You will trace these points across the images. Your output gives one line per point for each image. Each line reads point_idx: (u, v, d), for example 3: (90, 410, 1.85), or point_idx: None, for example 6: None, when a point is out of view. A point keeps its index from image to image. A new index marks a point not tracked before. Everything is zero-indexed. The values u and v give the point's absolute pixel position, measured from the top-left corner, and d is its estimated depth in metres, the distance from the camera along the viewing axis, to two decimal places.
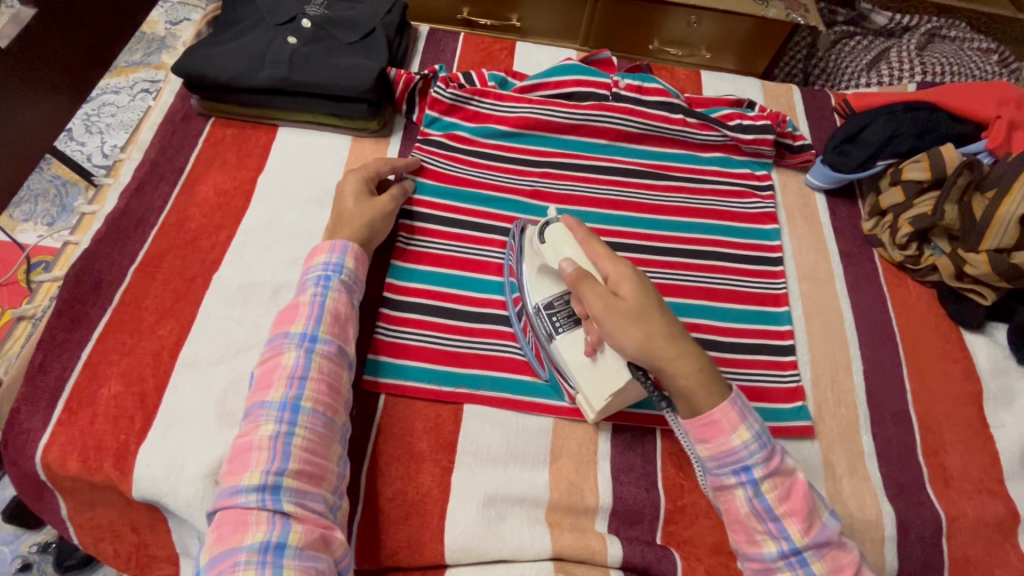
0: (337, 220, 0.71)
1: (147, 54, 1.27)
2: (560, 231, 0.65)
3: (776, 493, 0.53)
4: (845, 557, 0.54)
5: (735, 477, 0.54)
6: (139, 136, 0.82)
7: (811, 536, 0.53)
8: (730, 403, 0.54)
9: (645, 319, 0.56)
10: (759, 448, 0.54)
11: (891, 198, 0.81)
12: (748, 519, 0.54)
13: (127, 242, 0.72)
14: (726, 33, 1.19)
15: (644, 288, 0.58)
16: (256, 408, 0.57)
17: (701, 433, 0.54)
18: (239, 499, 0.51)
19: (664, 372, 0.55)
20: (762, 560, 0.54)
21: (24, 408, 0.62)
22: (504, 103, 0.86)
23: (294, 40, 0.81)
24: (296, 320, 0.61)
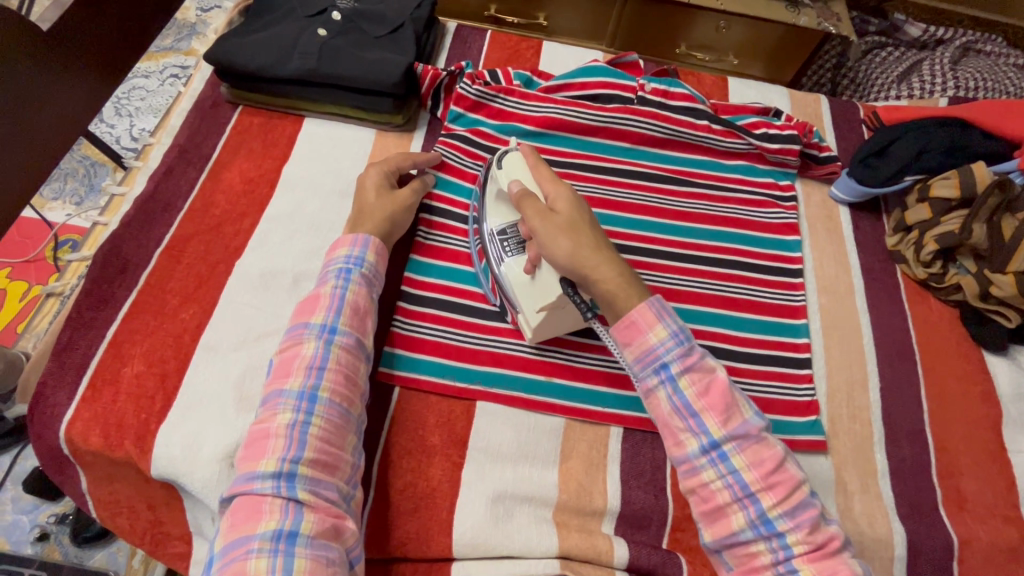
0: (360, 211, 0.72)
1: (177, 41, 1.29)
2: (515, 157, 0.67)
3: (694, 388, 0.54)
4: (768, 453, 0.53)
5: (656, 376, 0.55)
6: (169, 122, 0.84)
7: (729, 429, 0.53)
8: (649, 305, 0.56)
9: (574, 230, 0.59)
10: (676, 345, 0.55)
11: (918, 214, 0.80)
12: (670, 417, 0.55)
13: (154, 225, 0.74)
14: (755, 39, 1.18)
15: (580, 206, 0.62)
16: (275, 396, 0.58)
17: (623, 334, 0.56)
18: (255, 485, 0.52)
19: (587, 276, 0.58)
20: (685, 458, 0.54)
21: (50, 382, 0.63)
22: (529, 103, 0.86)
23: (323, 32, 0.82)
24: (317, 311, 0.62)
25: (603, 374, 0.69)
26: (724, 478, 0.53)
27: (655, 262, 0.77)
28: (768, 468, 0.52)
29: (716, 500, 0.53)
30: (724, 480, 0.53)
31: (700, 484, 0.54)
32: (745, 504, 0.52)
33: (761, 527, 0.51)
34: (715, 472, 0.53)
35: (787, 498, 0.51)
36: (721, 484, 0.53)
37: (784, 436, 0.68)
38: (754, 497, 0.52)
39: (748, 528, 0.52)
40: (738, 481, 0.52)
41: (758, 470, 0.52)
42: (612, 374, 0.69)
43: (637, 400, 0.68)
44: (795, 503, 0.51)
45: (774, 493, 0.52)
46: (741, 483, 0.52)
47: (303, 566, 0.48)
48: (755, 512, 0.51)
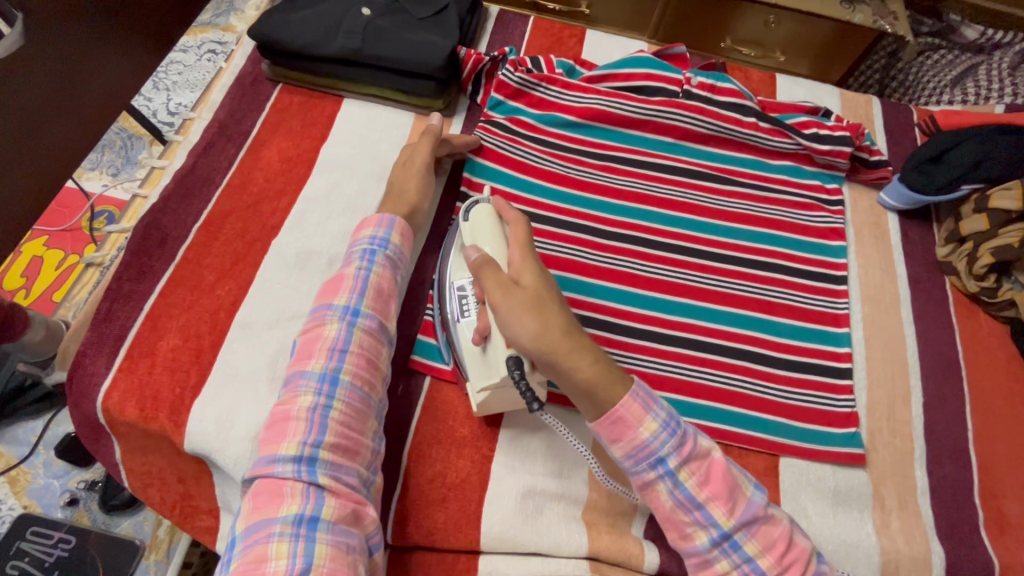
0: (388, 190, 0.73)
1: (215, 16, 1.29)
2: (485, 211, 0.62)
3: (695, 479, 0.53)
4: (777, 531, 0.53)
5: (654, 472, 0.53)
6: (210, 96, 0.84)
7: (736, 516, 0.53)
8: (634, 396, 0.53)
9: (540, 308, 0.53)
10: (670, 436, 0.53)
11: (973, 225, 0.77)
12: (674, 513, 0.54)
13: (192, 201, 0.74)
14: (804, 35, 1.14)
15: (546, 280, 0.56)
16: (297, 377, 0.57)
17: (611, 433, 0.54)
18: (277, 468, 0.51)
19: (558, 361, 0.53)
20: (697, 551, 0.53)
21: (89, 351, 0.64)
22: (571, 93, 0.84)
23: (368, 12, 0.81)
24: (339, 292, 0.62)
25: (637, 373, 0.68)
26: (740, 566, 0.52)
27: (695, 262, 0.75)
28: (781, 549, 0.52)
29: None
30: (738, 569, 0.52)
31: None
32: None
33: None
34: (728, 561, 0.52)
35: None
36: (737, 574, 0.52)
37: (821, 447, 0.67)
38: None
39: None
40: (754, 569, 0.52)
41: (771, 553, 0.52)
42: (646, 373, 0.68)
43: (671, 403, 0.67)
44: None
45: (789, 573, 0.52)
46: (758, 570, 0.52)
47: (324, 552, 0.47)
48: None
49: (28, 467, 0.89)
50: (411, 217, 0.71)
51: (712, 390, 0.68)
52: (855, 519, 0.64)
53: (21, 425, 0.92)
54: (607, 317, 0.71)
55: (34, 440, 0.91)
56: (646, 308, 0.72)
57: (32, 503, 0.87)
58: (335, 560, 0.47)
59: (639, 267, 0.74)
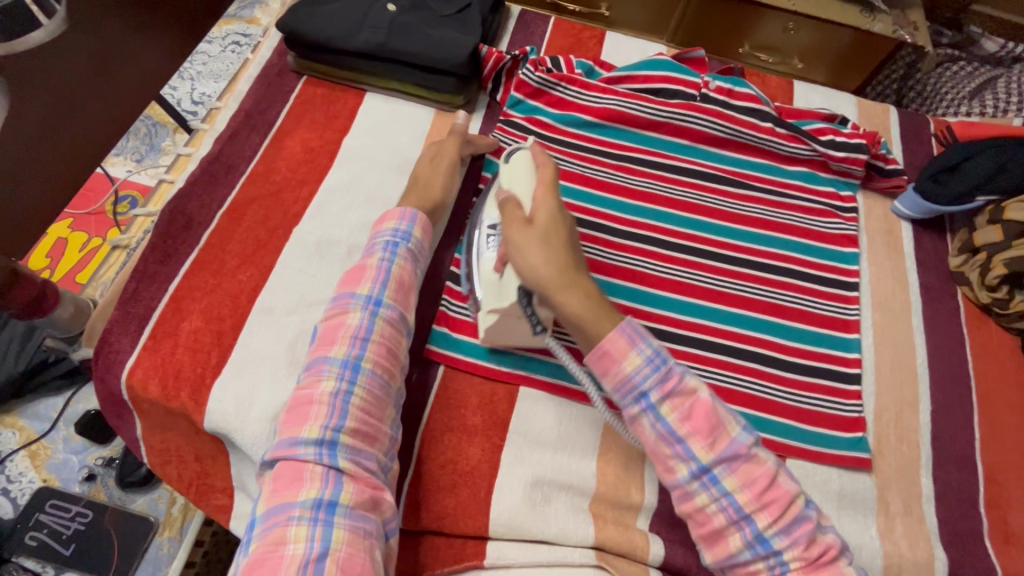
0: (411, 182, 0.74)
1: (240, 8, 1.31)
2: (519, 154, 0.66)
3: (677, 413, 0.53)
4: (758, 470, 0.52)
5: (638, 405, 0.54)
6: (236, 86, 0.86)
7: (716, 451, 0.52)
8: (622, 331, 0.55)
9: (546, 244, 0.57)
10: (653, 371, 0.53)
11: (987, 236, 0.77)
12: (658, 445, 0.54)
13: (217, 187, 0.76)
14: (823, 43, 1.14)
15: (561, 220, 0.59)
16: (319, 362, 0.58)
17: (598, 365, 0.55)
18: (298, 451, 0.53)
19: (555, 292, 0.57)
20: (677, 484, 0.54)
21: (115, 330, 0.66)
22: (590, 93, 0.85)
23: (393, 8, 0.82)
24: (362, 282, 0.63)
25: None
26: (719, 500, 0.52)
27: (707, 264, 0.76)
28: (761, 487, 0.51)
29: (712, 523, 0.52)
30: (717, 503, 0.52)
31: (696, 509, 0.53)
32: (741, 526, 0.51)
33: (758, 547, 0.50)
34: (708, 496, 0.52)
35: (781, 516, 0.50)
36: (716, 507, 0.52)
37: (827, 450, 0.67)
38: (748, 518, 0.51)
39: (745, 549, 0.51)
40: (732, 504, 0.51)
41: (750, 490, 0.51)
42: None
43: None
44: (791, 519, 0.50)
45: (769, 511, 0.50)
46: (735, 505, 0.51)
47: (341, 537, 0.48)
48: (751, 533, 0.51)
49: (48, 442, 0.92)
50: (432, 215, 0.72)
51: (721, 389, 0.69)
52: (859, 522, 0.65)
53: (43, 401, 0.95)
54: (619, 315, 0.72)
55: (55, 416, 0.93)
56: (658, 307, 0.73)
57: (51, 477, 0.89)
58: (351, 546, 0.48)
59: (652, 266, 0.75)
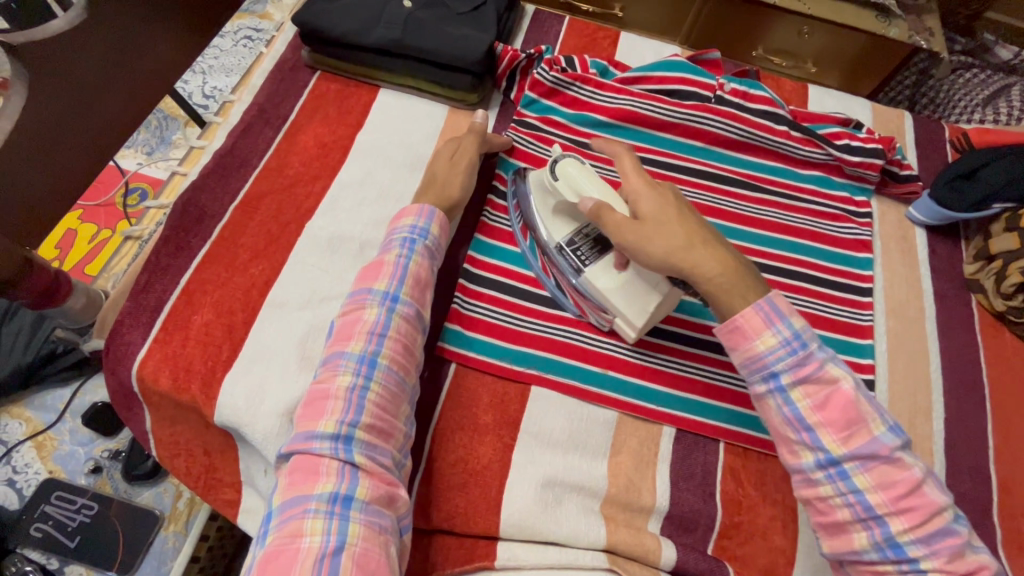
0: (427, 181, 0.73)
1: (252, 3, 1.30)
2: (570, 167, 0.66)
3: (809, 400, 0.53)
4: (901, 475, 0.50)
5: (766, 385, 0.54)
6: (250, 80, 0.86)
7: (850, 446, 0.51)
8: (756, 310, 0.54)
9: (664, 230, 0.58)
10: (788, 355, 0.53)
11: (1003, 244, 0.76)
12: (783, 427, 0.54)
13: (230, 181, 0.75)
14: (837, 48, 1.14)
15: (664, 205, 0.60)
16: (335, 357, 0.58)
17: (729, 341, 0.55)
18: (314, 445, 0.52)
19: (692, 268, 0.56)
20: (801, 469, 0.54)
21: (127, 321, 0.65)
22: (604, 93, 0.85)
23: (409, 4, 0.82)
24: (380, 278, 0.63)
25: (660, 373, 0.69)
26: (845, 496, 0.51)
27: None
28: (899, 491, 0.50)
29: (835, 516, 0.52)
30: (843, 498, 0.51)
31: (818, 497, 0.53)
32: (869, 525, 0.50)
33: (888, 550, 0.50)
34: (833, 489, 0.52)
35: (921, 524, 0.49)
36: (842, 502, 0.51)
37: None
38: (880, 518, 0.50)
39: (872, 548, 0.50)
40: (862, 502, 0.50)
41: (885, 492, 0.50)
42: (667, 373, 0.69)
43: (693, 403, 0.67)
44: (931, 530, 0.49)
45: (904, 516, 0.49)
46: (865, 504, 0.50)
47: (357, 531, 0.48)
48: (880, 534, 0.50)
49: (54, 434, 0.91)
50: (447, 214, 0.72)
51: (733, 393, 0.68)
52: None
53: (50, 392, 0.94)
54: None
55: (61, 407, 0.93)
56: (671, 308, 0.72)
57: (57, 469, 0.89)
58: (367, 540, 0.48)
59: None
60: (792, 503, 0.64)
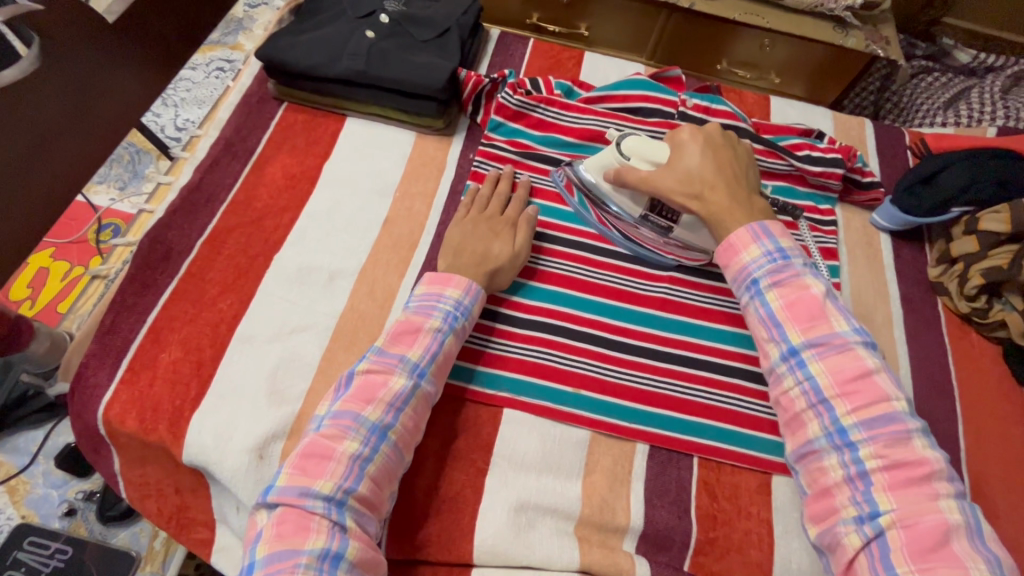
0: (487, 264, 0.70)
1: (224, 35, 1.32)
2: (636, 143, 0.73)
3: (782, 299, 0.61)
4: (854, 366, 0.57)
5: (748, 292, 0.63)
6: (216, 115, 0.86)
7: (809, 337, 0.59)
8: (747, 229, 0.65)
9: (686, 173, 0.70)
10: (768, 262, 0.63)
11: (963, 247, 0.78)
12: (759, 327, 0.62)
13: (197, 216, 0.76)
14: (798, 58, 1.16)
15: (701, 163, 0.70)
16: (347, 417, 0.57)
17: (723, 258, 0.66)
18: (307, 502, 0.52)
19: (703, 202, 0.69)
20: (770, 366, 0.61)
21: (92, 364, 0.65)
22: (569, 114, 0.86)
23: (372, 35, 0.83)
24: (413, 346, 0.62)
25: (632, 390, 0.69)
26: (801, 384, 0.58)
27: (687, 280, 0.77)
28: (848, 378, 0.56)
29: (795, 407, 0.58)
30: (800, 386, 0.58)
31: (784, 393, 0.60)
32: (819, 412, 0.57)
33: (835, 435, 0.55)
34: (793, 379, 0.58)
35: (865, 408, 0.55)
36: (799, 390, 0.58)
37: None
38: (828, 403, 0.56)
39: (822, 435, 0.56)
40: (814, 388, 0.57)
41: (836, 376, 0.56)
42: (640, 390, 0.69)
43: (665, 419, 0.68)
44: (873, 415, 0.54)
45: (848, 399, 0.55)
46: (816, 389, 0.57)
47: None
48: (830, 419, 0.56)
49: (27, 477, 0.90)
50: (495, 274, 0.70)
51: (706, 407, 0.69)
52: None
53: (23, 435, 0.93)
54: (604, 334, 0.72)
55: (34, 449, 0.92)
56: (643, 325, 0.73)
57: (30, 513, 0.88)
58: None
59: (632, 283, 0.76)
60: (767, 516, 0.64)
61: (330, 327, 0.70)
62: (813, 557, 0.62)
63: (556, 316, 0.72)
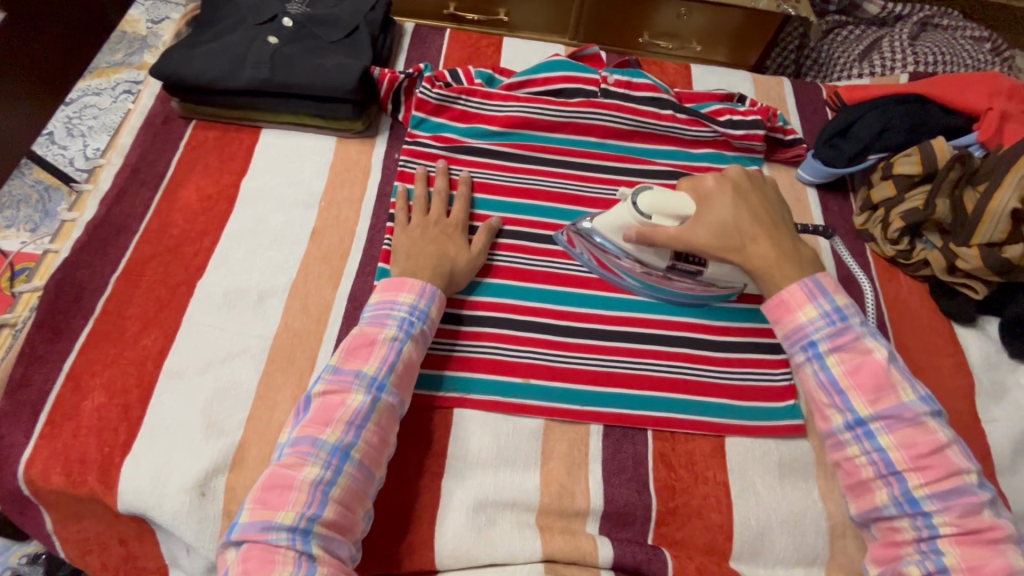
0: (446, 266, 0.68)
1: (128, 55, 1.25)
2: (660, 196, 0.67)
3: (844, 366, 0.58)
4: (924, 437, 0.54)
5: (804, 353, 0.60)
6: (118, 141, 0.81)
7: (878, 408, 0.56)
8: (802, 285, 0.61)
9: (721, 225, 0.65)
10: (827, 324, 0.59)
11: (882, 192, 0.80)
12: (817, 393, 0.59)
13: (108, 251, 0.71)
14: (716, 24, 1.18)
15: (738, 215, 0.65)
16: (306, 442, 0.54)
17: (773, 314, 0.63)
18: (270, 536, 0.50)
19: (746, 254, 0.64)
20: (830, 431, 0.59)
21: (5, 422, 0.61)
22: (492, 102, 0.84)
23: (275, 40, 0.80)
24: (370, 359, 0.60)
25: (584, 373, 0.69)
26: (869, 454, 0.56)
27: None
28: (921, 451, 0.54)
29: (859, 475, 0.56)
30: (867, 456, 0.56)
31: (844, 458, 0.58)
32: (889, 482, 0.55)
33: (905, 504, 0.54)
34: (859, 448, 0.56)
35: (939, 481, 0.53)
36: (865, 460, 0.56)
37: (759, 423, 0.68)
38: (899, 475, 0.54)
39: (891, 504, 0.54)
40: (885, 460, 0.55)
41: (908, 450, 0.54)
42: (591, 371, 0.69)
43: (617, 397, 0.68)
44: (948, 488, 0.53)
45: (924, 475, 0.53)
46: (887, 460, 0.55)
47: None
48: (899, 490, 0.54)
49: None
50: (451, 277, 0.69)
51: (655, 380, 0.69)
52: (801, 489, 0.65)
53: None
54: (548, 319, 0.71)
55: None
56: (587, 307, 0.73)
57: None
58: None
59: (573, 267, 0.75)
60: (724, 478, 0.65)
61: (264, 349, 0.67)
62: (770, 511, 0.63)
63: (496, 309, 0.71)
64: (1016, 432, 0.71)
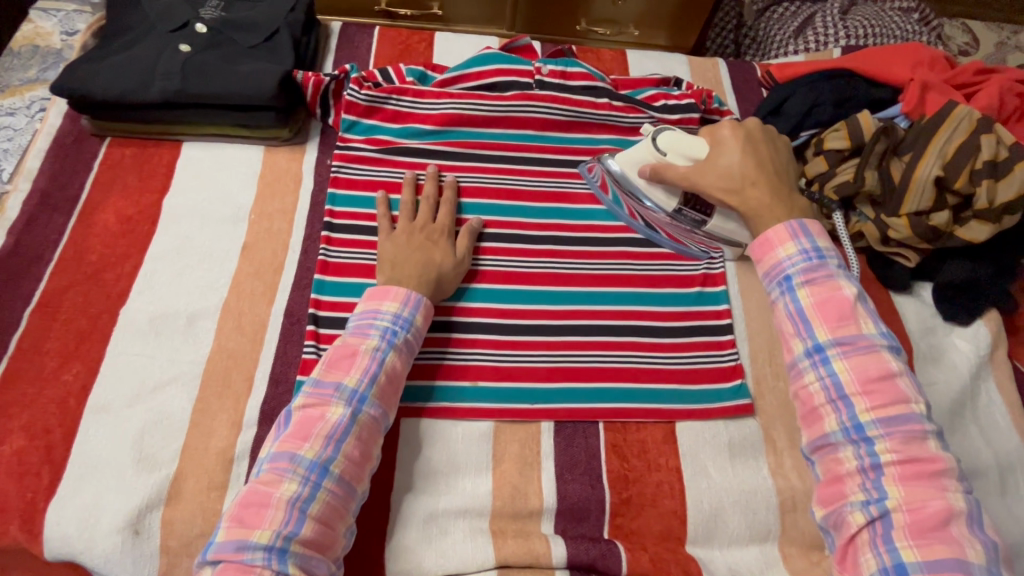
0: (432, 273, 0.66)
1: (43, 70, 1.17)
2: (674, 137, 0.74)
3: (813, 298, 0.58)
4: (876, 365, 0.54)
5: (778, 287, 0.61)
6: (25, 164, 0.76)
7: (837, 335, 0.56)
8: (786, 225, 0.63)
9: (726, 169, 0.69)
10: (803, 260, 0.60)
11: (816, 167, 0.80)
12: (784, 323, 0.59)
13: (20, 285, 0.67)
14: (652, 7, 1.18)
15: (748, 159, 0.69)
16: (284, 459, 0.53)
17: (758, 252, 0.64)
18: (245, 556, 0.48)
19: (744, 197, 0.67)
20: (791, 360, 0.58)
21: None
22: (425, 100, 0.82)
23: (187, 48, 0.76)
24: (350, 371, 0.58)
25: (532, 371, 0.68)
26: (823, 378, 0.56)
27: (566, 249, 0.76)
28: (871, 378, 0.54)
29: (813, 402, 0.56)
30: (821, 382, 0.55)
31: (801, 387, 0.57)
32: (838, 406, 0.54)
33: (852, 431, 0.53)
34: (815, 373, 0.56)
35: (885, 407, 0.53)
36: (818, 385, 0.56)
37: (708, 406, 0.68)
38: (847, 399, 0.54)
39: (838, 430, 0.54)
40: (836, 386, 0.55)
41: (859, 375, 0.54)
42: (540, 368, 0.68)
43: (567, 393, 0.67)
44: (893, 414, 0.52)
45: (871, 399, 0.53)
46: (837, 383, 0.55)
47: None
48: (847, 416, 0.53)
49: None
50: (437, 282, 0.67)
51: (604, 371, 0.69)
52: (751, 468, 0.66)
53: None
54: (492, 319, 0.70)
55: None
56: (531, 304, 0.72)
57: None
58: None
59: (516, 263, 0.74)
60: (676, 464, 0.65)
61: (197, 374, 0.64)
62: (721, 493, 0.64)
63: (439, 312, 0.70)
64: (952, 393, 0.73)
